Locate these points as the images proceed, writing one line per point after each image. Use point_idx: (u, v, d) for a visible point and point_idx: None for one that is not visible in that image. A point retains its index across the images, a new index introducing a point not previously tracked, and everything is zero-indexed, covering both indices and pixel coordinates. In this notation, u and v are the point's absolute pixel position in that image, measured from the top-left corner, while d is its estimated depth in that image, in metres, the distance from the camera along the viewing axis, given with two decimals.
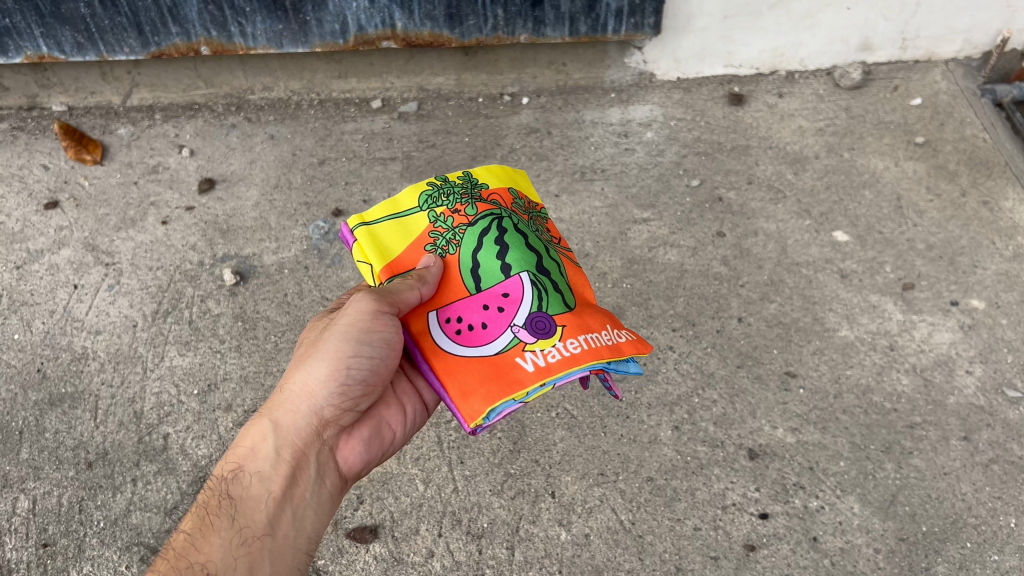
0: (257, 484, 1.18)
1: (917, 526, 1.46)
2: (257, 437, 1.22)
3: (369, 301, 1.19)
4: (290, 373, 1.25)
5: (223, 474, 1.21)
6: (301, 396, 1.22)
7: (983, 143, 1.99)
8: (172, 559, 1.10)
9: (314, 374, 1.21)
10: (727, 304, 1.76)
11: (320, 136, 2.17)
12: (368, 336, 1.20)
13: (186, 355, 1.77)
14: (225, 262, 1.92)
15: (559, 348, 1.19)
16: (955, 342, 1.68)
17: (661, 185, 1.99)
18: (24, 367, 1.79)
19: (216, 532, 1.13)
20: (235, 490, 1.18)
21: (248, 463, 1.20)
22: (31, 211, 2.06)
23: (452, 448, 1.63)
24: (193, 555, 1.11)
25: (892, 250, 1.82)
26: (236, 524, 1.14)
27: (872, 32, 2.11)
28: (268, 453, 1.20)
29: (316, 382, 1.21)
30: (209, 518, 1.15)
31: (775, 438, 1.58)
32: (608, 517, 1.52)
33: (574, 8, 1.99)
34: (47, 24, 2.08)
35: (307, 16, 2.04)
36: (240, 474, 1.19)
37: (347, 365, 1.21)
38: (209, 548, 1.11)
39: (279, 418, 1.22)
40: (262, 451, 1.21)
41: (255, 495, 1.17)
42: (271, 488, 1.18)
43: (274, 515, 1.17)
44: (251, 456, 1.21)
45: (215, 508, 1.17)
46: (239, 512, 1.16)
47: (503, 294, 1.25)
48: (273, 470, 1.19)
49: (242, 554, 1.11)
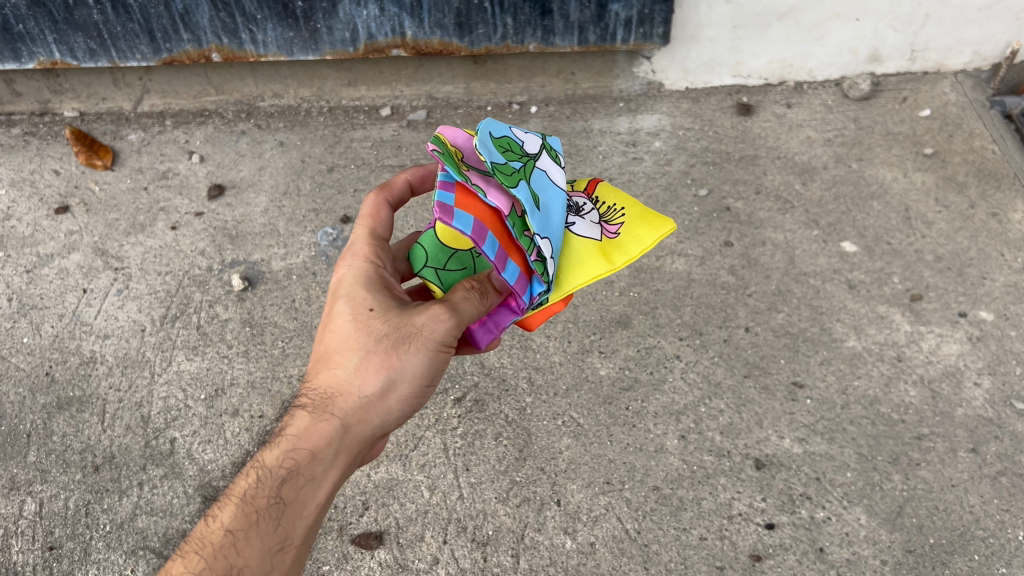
0: (311, 491, 1.07)
1: (924, 538, 1.46)
2: (312, 438, 1.07)
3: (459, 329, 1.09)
4: (361, 373, 1.08)
5: (270, 467, 1.07)
6: (376, 409, 1.10)
7: (992, 155, 1.99)
8: (211, 559, 1.03)
9: (393, 390, 1.09)
10: (734, 314, 1.76)
11: (329, 143, 2.18)
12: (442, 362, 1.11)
13: (193, 360, 1.77)
14: (233, 267, 1.93)
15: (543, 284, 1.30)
16: (963, 354, 1.67)
17: (668, 194, 1.99)
18: (32, 370, 1.80)
19: (259, 534, 1.04)
20: (286, 492, 1.06)
21: (304, 466, 1.07)
22: (41, 215, 2.07)
23: (457, 455, 1.63)
24: (233, 557, 1.03)
25: (900, 261, 1.82)
26: (282, 530, 1.05)
27: (880, 43, 2.11)
28: (324, 458, 1.08)
29: (391, 397, 1.10)
30: (254, 516, 1.05)
31: (781, 448, 1.58)
32: (613, 526, 1.51)
33: (583, 18, 2.01)
34: (60, 30, 2.11)
35: (317, 24, 2.06)
36: (294, 476, 1.07)
37: (423, 387, 1.12)
38: (249, 552, 1.03)
39: (342, 424, 1.08)
40: (317, 453, 1.08)
41: (304, 502, 1.07)
42: (322, 499, 1.09)
43: (317, 522, 1.09)
44: (307, 460, 1.07)
45: (262, 507, 1.05)
46: (285, 518, 1.06)
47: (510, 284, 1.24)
48: (326, 478, 1.09)
49: (280, 562, 1.05)
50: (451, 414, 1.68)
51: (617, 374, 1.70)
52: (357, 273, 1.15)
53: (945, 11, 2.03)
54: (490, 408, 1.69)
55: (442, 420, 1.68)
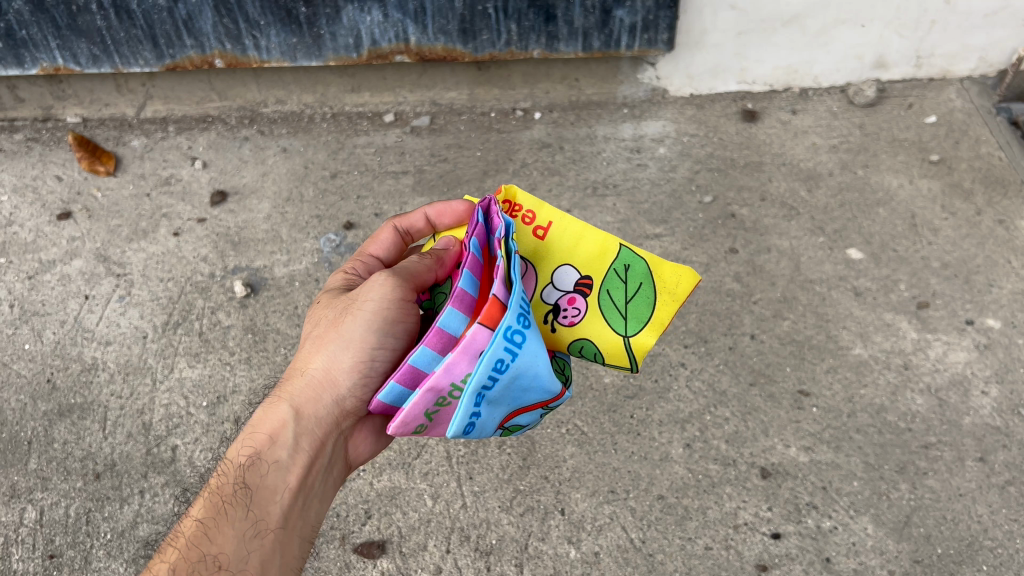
0: (277, 475, 1.16)
1: (932, 548, 1.44)
2: (272, 422, 1.20)
3: (392, 289, 1.19)
4: (310, 355, 1.23)
5: (234, 457, 1.18)
6: (327, 386, 1.21)
7: (998, 161, 1.98)
8: (184, 549, 1.09)
9: (336, 360, 1.21)
10: (740, 321, 1.75)
11: (332, 150, 2.17)
12: (386, 323, 1.20)
13: (195, 367, 1.76)
14: (236, 274, 1.92)
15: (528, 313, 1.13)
16: (970, 362, 1.65)
17: (673, 201, 1.98)
18: (34, 377, 1.79)
19: (229, 522, 1.11)
20: (251, 478, 1.15)
21: (267, 451, 1.17)
22: (44, 222, 2.07)
23: (460, 463, 1.62)
24: (206, 546, 1.09)
25: (906, 268, 1.81)
26: (251, 515, 1.12)
27: (886, 49, 2.10)
28: (285, 441, 1.19)
29: (341, 372, 1.21)
30: (223, 506, 1.12)
31: (787, 457, 1.56)
32: (618, 535, 1.50)
33: (588, 24, 2.00)
34: (63, 36, 2.11)
35: (320, 30, 2.05)
36: (258, 462, 1.16)
37: (370, 355, 1.21)
38: (222, 539, 1.09)
39: (296, 406, 1.21)
40: (274, 435, 1.19)
41: (273, 487, 1.16)
42: (288, 480, 1.17)
43: (288, 507, 1.16)
44: (269, 445, 1.18)
45: (230, 495, 1.13)
46: (254, 503, 1.13)
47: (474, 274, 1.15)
48: (290, 458, 1.18)
49: (256, 547, 1.10)
50: None
51: (622, 382, 1.69)
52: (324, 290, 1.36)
53: (951, 16, 2.02)
54: None
55: None
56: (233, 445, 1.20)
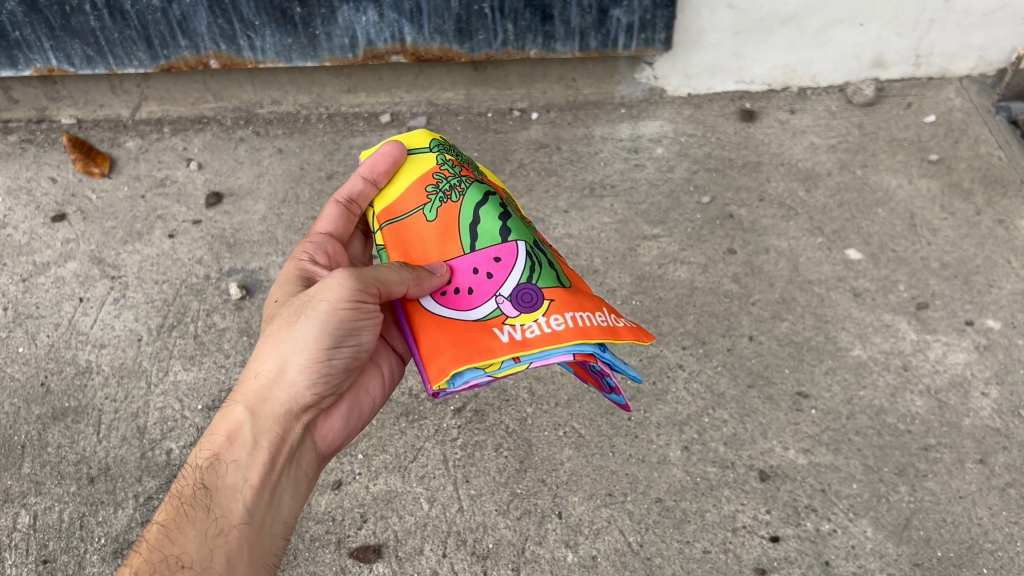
0: (235, 474, 1.17)
1: (932, 551, 1.43)
2: (228, 423, 1.20)
3: (345, 285, 1.14)
4: (261, 355, 1.21)
5: (193, 460, 1.19)
6: (282, 385, 1.19)
7: (998, 161, 1.96)
8: (146, 553, 1.08)
9: (290, 360, 1.18)
10: (738, 322, 1.74)
11: (328, 151, 2.16)
12: (343, 321, 1.16)
13: (190, 370, 1.75)
14: (231, 276, 1.91)
15: (540, 324, 1.12)
16: (970, 363, 1.64)
17: (671, 201, 1.97)
18: (27, 381, 1.78)
19: (191, 523, 1.12)
20: (210, 479, 1.16)
21: (224, 452, 1.18)
22: (38, 224, 2.06)
23: (457, 467, 1.61)
24: (168, 548, 1.09)
25: (906, 268, 1.80)
26: (212, 514, 1.13)
27: (884, 48, 2.09)
28: (241, 440, 1.19)
29: (293, 370, 1.18)
30: (184, 508, 1.14)
31: (786, 459, 1.55)
32: (616, 539, 1.49)
33: (584, 24, 1.99)
34: (57, 37, 2.09)
35: (316, 30, 2.04)
36: (216, 462, 1.18)
37: (325, 353, 1.18)
38: (184, 540, 1.09)
39: (251, 406, 1.20)
40: (232, 435, 1.19)
41: (233, 486, 1.17)
42: (248, 477, 1.17)
43: (251, 504, 1.17)
44: (227, 447, 1.18)
45: (190, 497, 1.15)
46: (215, 502, 1.15)
47: (494, 258, 1.19)
48: (248, 456, 1.18)
49: (221, 544, 1.11)
50: (451, 424, 1.67)
51: (619, 384, 1.68)
52: (281, 279, 1.32)
53: (950, 15, 2.01)
54: (490, 418, 1.66)
55: (442, 431, 1.66)
56: (193, 449, 1.22)
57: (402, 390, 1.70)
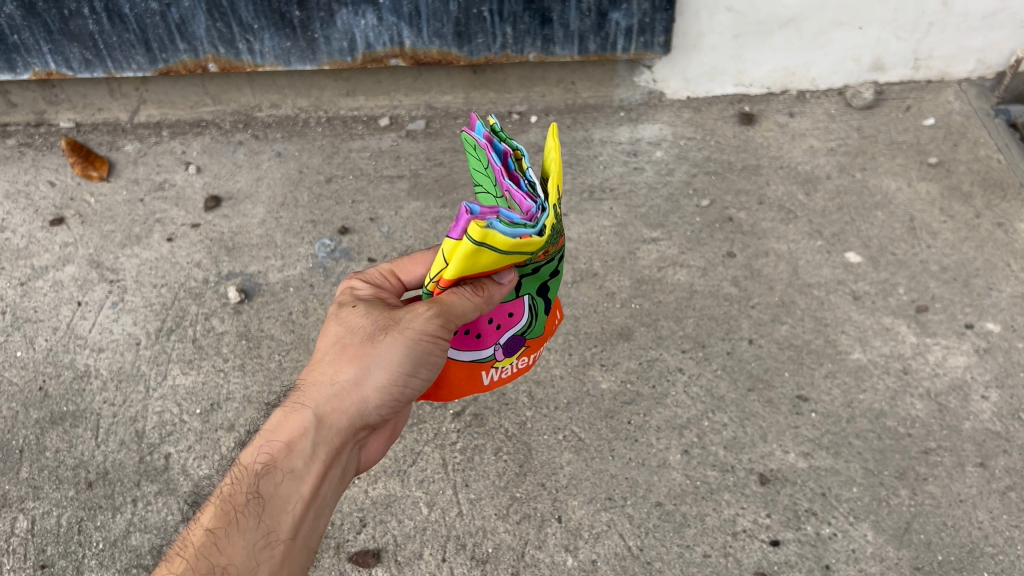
0: (291, 485, 1.07)
1: (932, 555, 1.42)
2: (289, 428, 1.09)
3: (439, 318, 1.07)
4: (337, 362, 1.11)
5: (248, 463, 1.07)
6: (353, 399, 1.10)
7: (997, 164, 1.96)
8: (194, 560, 1.00)
9: (371, 381, 1.10)
10: (738, 326, 1.73)
11: (327, 154, 2.16)
12: (426, 356, 1.10)
13: (189, 374, 1.75)
14: (230, 280, 1.90)
15: (514, 364, 1.27)
16: (970, 366, 1.64)
17: (670, 205, 1.97)
18: (25, 385, 1.77)
19: (240, 532, 1.03)
20: (266, 488, 1.06)
21: (282, 460, 1.07)
22: (36, 227, 2.05)
23: (456, 471, 1.60)
24: (217, 557, 1.01)
25: (905, 271, 1.79)
26: (264, 527, 1.04)
27: (883, 52, 2.09)
28: (302, 452, 1.08)
29: (369, 387, 1.10)
30: (235, 515, 1.04)
31: (786, 462, 1.55)
32: (616, 543, 1.48)
33: (583, 27, 1.99)
34: (55, 40, 2.09)
35: (315, 33, 2.04)
36: (272, 470, 1.07)
37: (404, 381, 1.11)
38: (232, 550, 1.01)
39: (319, 413, 1.09)
40: (292, 444, 1.08)
41: (286, 498, 1.07)
42: (302, 493, 1.08)
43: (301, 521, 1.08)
44: (284, 453, 1.08)
45: (242, 504, 1.04)
46: (266, 513, 1.05)
47: (507, 312, 1.18)
48: (307, 470, 1.08)
49: (268, 562, 1.03)
50: (451, 428, 1.66)
51: (619, 387, 1.67)
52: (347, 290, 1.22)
53: (948, 18, 2.01)
54: (489, 422, 1.66)
55: (441, 435, 1.65)
56: (244, 448, 1.10)
57: None
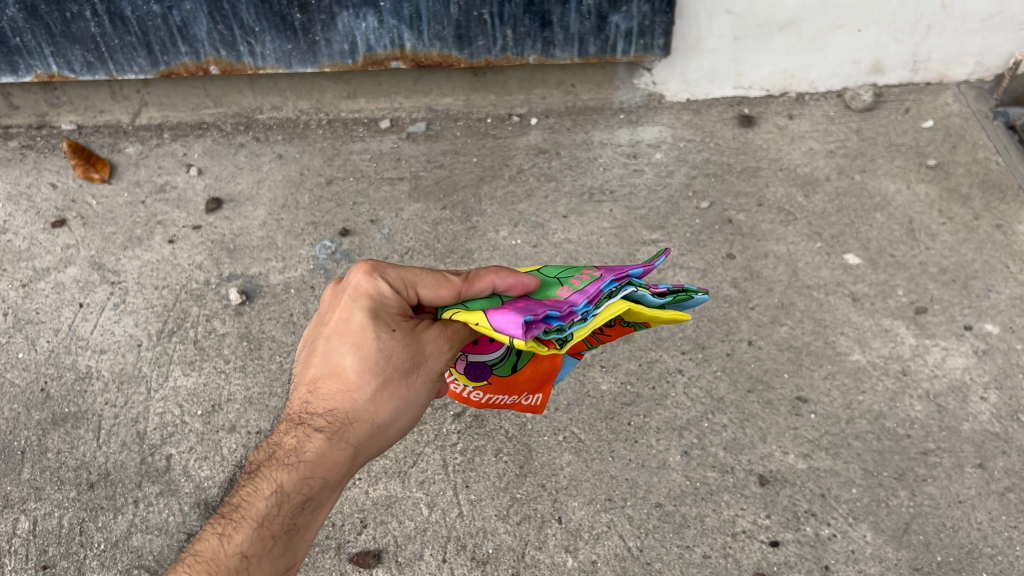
0: (320, 514, 1.07)
1: (931, 555, 1.43)
2: (328, 465, 1.05)
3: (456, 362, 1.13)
4: (376, 399, 1.07)
5: (286, 493, 1.03)
6: (384, 435, 1.09)
7: (995, 166, 1.97)
8: None
9: (404, 419, 1.10)
10: (737, 327, 1.74)
11: (328, 156, 2.17)
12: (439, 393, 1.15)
13: (190, 375, 1.75)
14: (231, 281, 1.91)
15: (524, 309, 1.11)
16: (969, 367, 1.65)
17: (670, 207, 1.97)
18: (27, 387, 1.78)
19: (269, 561, 1.02)
20: (301, 518, 1.04)
21: (316, 493, 1.05)
22: (38, 229, 2.06)
23: (456, 472, 1.61)
24: None
25: (904, 273, 1.80)
26: (291, 555, 1.04)
27: (883, 54, 2.10)
28: (331, 484, 1.07)
29: (400, 426, 1.10)
30: (269, 542, 1.02)
31: (786, 464, 1.55)
32: (616, 544, 1.49)
33: (583, 29, 2.00)
34: (57, 43, 2.10)
35: (315, 36, 2.05)
36: (307, 503, 1.04)
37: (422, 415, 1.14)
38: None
39: (356, 451, 1.07)
40: (328, 479, 1.06)
41: (313, 525, 1.07)
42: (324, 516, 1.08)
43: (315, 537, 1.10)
44: (319, 487, 1.05)
45: (277, 533, 1.02)
46: (294, 541, 1.04)
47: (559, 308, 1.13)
48: (329, 500, 1.08)
49: None
50: (451, 430, 1.66)
51: (619, 389, 1.68)
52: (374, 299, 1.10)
53: (947, 21, 2.02)
54: (490, 424, 1.66)
55: (442, 436, 1.66)
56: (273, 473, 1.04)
57: None
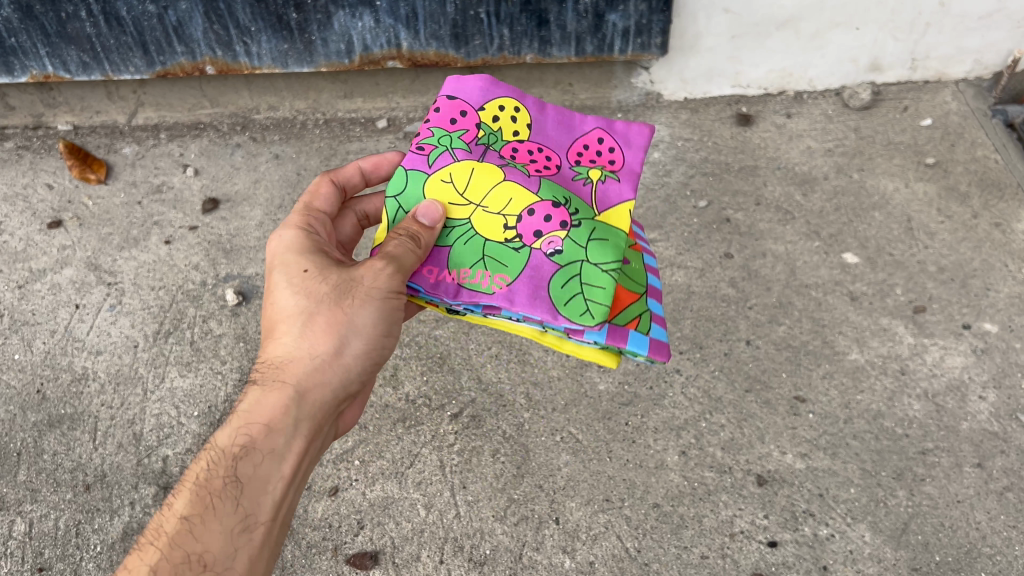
0: (273, 463, 1.08)
1: (930, 556, 1.42)
2: (269, 409, 1.10)
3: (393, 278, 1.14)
4: (310, 334, 1.13)
5: (224, 447, 1.08)
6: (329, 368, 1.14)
7: (994, 164, 1.97)
8: (169, 550, 1.01)
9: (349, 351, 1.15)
10: (735, 327, 1.73)
11: (325, 156, 2.16)
12: (388, 321, 1.17)
13: (187, 376, 1.75)
14: (227, 282, 1.91)
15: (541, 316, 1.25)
16: (967, 366, 1.64)
17: (667, 206, 1.97)
18: (23, 388, 1.77)
19: (218, 517, 1.03)
20: (243, 469, 1.06)
21: (259, 441, 1.08)
22: (34, 230, 2.06)
23: (454, 472, 1.60)
24: (192, 545, 1.02)
25: (903, 272, 1.79)
26: (242, 509, 1.05)
27: (881, 52, 2.09)
28: (278, 428, 1.10)
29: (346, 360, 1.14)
30: (212, 500, 1.04)
31: (784, 463, 1.55)
32: (613, 545, 1.48)
33: (580, 28, 1.99)
34: (52, 43, 2.10)
35: (311, 36, 2.04)
36: (250, 450, 1.07)
37: (376, 344, 1.17)
38: (210, 535, 1.02)
39: (299, 390, 1.11)
40: (270, 425, 1.09)
41: (268, 475, 1.08)
42: (282, 469, 1.09)
43: (281, 496, 1.09)
44: (262, 432, 1.08)
45: (219, 489, 1.05)
46: (244, 494, 1.05)
47: None
48: (287, 449, 1.10)
49: (247, 542, 1.04)
50: (448, 430, 1.66)
51: (616, 389, 1.67)
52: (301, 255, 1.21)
53: (946, 19, 2.01)
54: (487, 424, 1.65)
55: (439, 436, 1.65)
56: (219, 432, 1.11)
57: (398, 396, 1.69)
